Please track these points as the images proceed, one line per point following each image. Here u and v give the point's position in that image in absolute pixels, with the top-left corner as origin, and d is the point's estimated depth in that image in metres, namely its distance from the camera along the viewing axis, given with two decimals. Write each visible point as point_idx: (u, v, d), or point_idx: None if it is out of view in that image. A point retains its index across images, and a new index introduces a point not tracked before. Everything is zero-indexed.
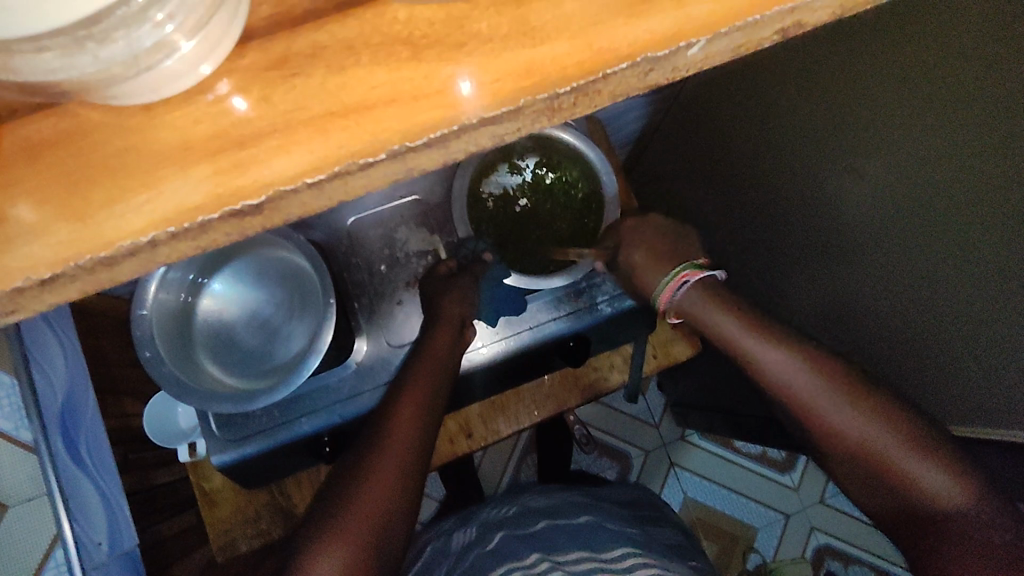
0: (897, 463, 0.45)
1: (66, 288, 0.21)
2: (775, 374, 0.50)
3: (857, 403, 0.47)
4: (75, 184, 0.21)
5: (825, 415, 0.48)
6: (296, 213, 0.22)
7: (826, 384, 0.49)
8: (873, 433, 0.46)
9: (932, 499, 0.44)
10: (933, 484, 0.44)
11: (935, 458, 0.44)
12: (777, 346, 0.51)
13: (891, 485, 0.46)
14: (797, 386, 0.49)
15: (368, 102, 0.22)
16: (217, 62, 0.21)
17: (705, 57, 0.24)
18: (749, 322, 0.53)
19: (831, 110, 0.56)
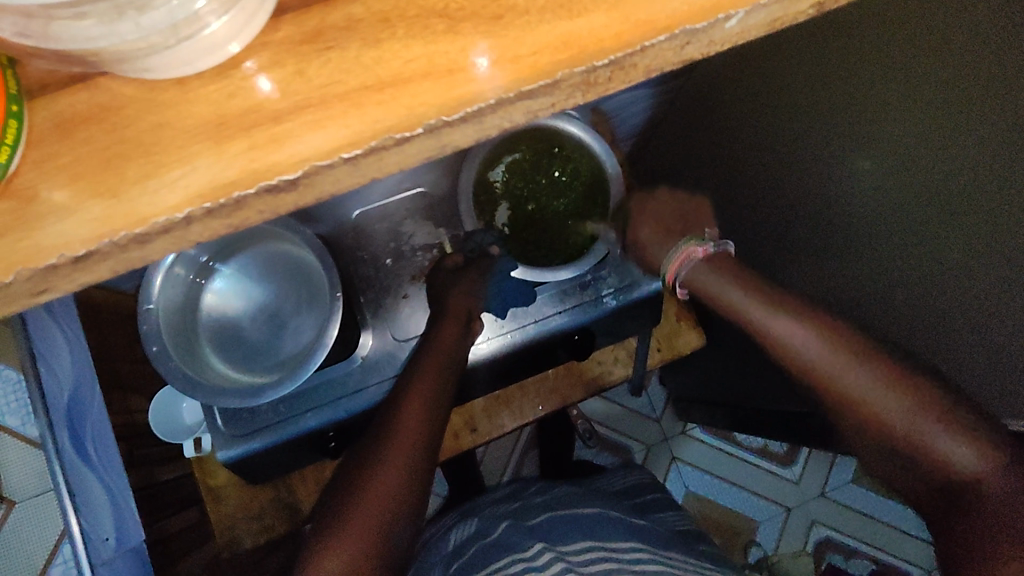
0: (919, 434, 0.43)
1: (99, 266, 0.21)
2: (788, 342, 0.49)
3: (873, 367, 0.46)
4: (108, 160, 0.20)
5: (851, 386, 0.46)
6: (329, 190, 0.22)
7: (835, 351, 0.47)
8: (889, 401, 0.44)
9: (949, 465, 0.42)
10: (950, 453, 0.42)
11: (958, 427, 0.42)
12: (794, 318, 0.49)
13: (912, 455, 0.44)
14: (809, 354, 0.48)
15: (404, 76, 0.21)
16: (250, 37, 0.21)
17: (741, 31, 0.23)
18: (754, 291, 0.52)
19: (823, 104, 0.55)
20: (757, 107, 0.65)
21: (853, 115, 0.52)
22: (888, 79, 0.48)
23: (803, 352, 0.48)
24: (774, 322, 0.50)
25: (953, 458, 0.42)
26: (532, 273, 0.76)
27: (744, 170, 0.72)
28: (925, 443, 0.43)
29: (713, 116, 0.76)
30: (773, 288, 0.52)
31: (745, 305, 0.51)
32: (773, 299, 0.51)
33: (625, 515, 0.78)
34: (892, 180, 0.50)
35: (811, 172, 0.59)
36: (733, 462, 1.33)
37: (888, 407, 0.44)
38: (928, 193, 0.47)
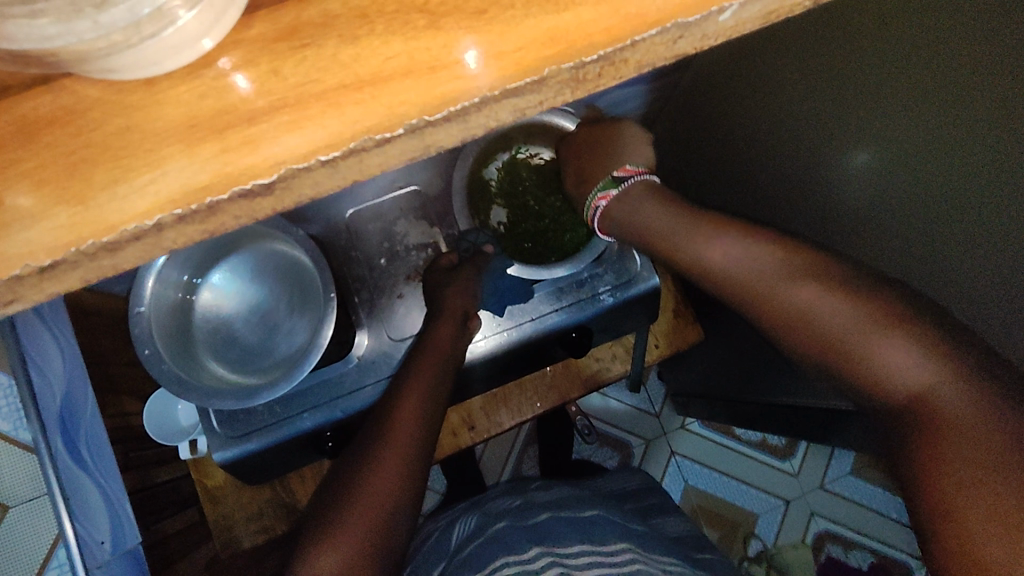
0: (863, 344, 0.43)
1: (67, 276, 0.20)
2: (724, 262, 0.51)
3: (813, 278, 0.46)
4: (74, 165, 0.20)
5: (790, 299, 0.47)
6: (308, 194, 0.21)
7: (773, 267, 0.49)
8: (833, 309, 0.45)
9: (894, 381, 0.41)
10: (893, 362, 0.41)
11: (907, 332, 0.41)
12: (728, 239, 0.52)
13: (854, 365, 0.43)
14: (743, 269, 0.50)
15: (384, 74, 0.20)
16: (220, 34, 0.20)
17: (737, 25, 0.22)
18: (694, 220, 0.55)
19: (820, 94, 0.54)
20: (753, 100, 0.64)
21: (850, 102, 0.51)
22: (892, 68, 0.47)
23: (743, 273, 0.50)
24: (712, 247, 0.52)
25: (896, 368, 0.41)
26: (525, 270, 0.77)
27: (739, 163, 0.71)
28: (867, 353, 0.42)
29: (710, 111, 0.76)
30: (714, 216, 0.54)
31: (685, 234, 0.55)
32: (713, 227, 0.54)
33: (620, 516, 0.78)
34: (889, 172, 0.49)
35: (813, 165, 0.59)
36: (732, 455, 1.33)
37: (829, 314, 0.45)
38: (926, 186, 0.47)
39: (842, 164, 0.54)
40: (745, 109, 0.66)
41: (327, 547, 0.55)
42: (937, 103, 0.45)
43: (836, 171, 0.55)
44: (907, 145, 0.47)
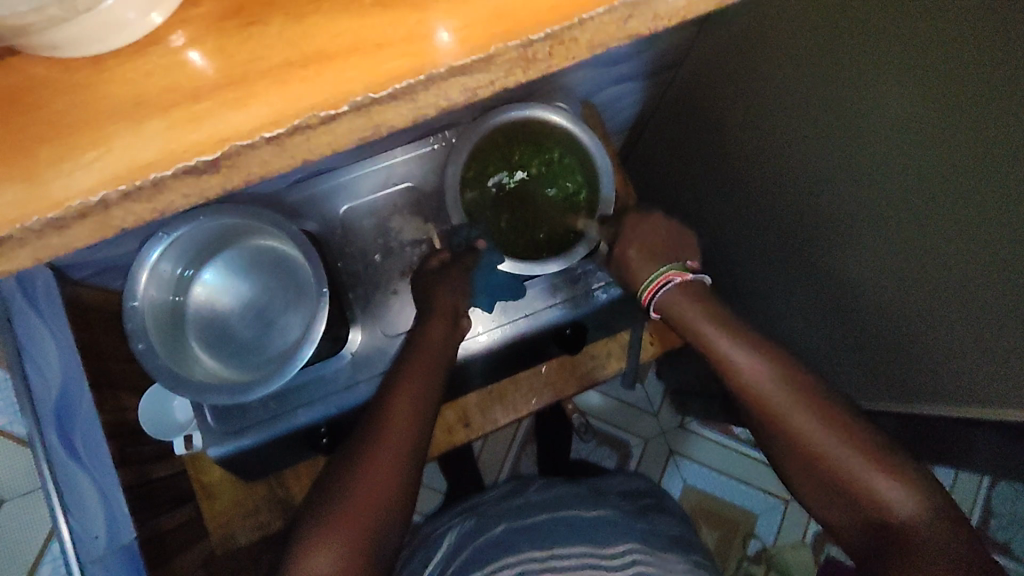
0: (862, 478, 0.50)
1: (15, 254, 0.20)
2: (745, 373, 0.56)
3: (824, 414, 0.53)
4: (22, 143, 0.20)
5: (802, 429, 0.53)
6: (259, 171, 0.21)
7: (787, 386, 0.54)
8: (838, 448, 0.52)
9: (888, 508, 0.49)
10: (892, 496, 0.49)
11: (895, 472, 0.50)
12: (748, 350, 0.56)
13: (855, 496, 0.51)
14: (751, 375, 0.56)
15: (329, 52, 0.20)
16: (169, 11, 0.20)
17: (687, 5, 0.22)
18: (716, 317, 0.58)
19: (831, 90, 0.54)
20: (767, 91, 0.63)
21: (849, 99, 0.52)
22: (891, 69, 0.47)
23: (763, 391, 0.55)
24: (735, 352, 0.56)
25: (892, 503, 0.49)
26: (520, 266, 0.74)
27: (748, 157, 0.71)
28: (868, 488, 0.50)
29: (721, 102, 0.74)
30: (723, 311, 0.59)
31: (711, 334, 0.58)
32: (734, 333, 0.57)
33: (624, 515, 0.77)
34: (891, 165, 0.50)
35: (811, 164, 0.60)
36: (733, 455, 1.32)
37: (840, 453, 0.51)
38: (927, 181, 0.47)
39: (849, 155, 0.54)
40: (761, 102, 0.66)
41: (319, 545, 0.54)
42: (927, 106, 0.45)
43: (836, 163, 0.56)
44: (910, 141, 0.47)
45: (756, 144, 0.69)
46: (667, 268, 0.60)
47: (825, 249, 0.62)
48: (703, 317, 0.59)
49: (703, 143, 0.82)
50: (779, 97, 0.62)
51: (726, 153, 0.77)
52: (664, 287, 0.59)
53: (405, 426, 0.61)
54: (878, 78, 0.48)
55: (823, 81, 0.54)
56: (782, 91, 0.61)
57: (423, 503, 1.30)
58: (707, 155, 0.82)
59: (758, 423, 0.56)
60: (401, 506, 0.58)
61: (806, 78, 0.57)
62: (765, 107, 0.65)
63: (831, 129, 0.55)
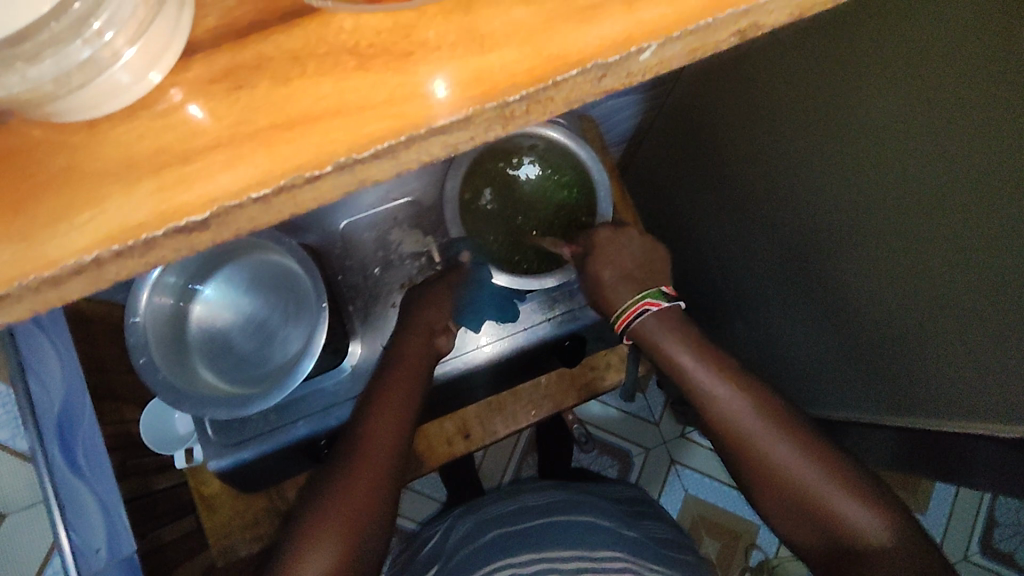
0: (824, 496, 0.50)
1: (15, 307, 0.21)
2: (721, 403, 0.57)
3: (787, 434, 0.54)
4: (19, 204, 0.21)
5: (766, 448, 0.54)
6: (248, 227, 0.22)
7: (756, 411, 0.55)
8: (806, 470, 0.51)
9: (851, 528, 0.48)
10: (854, 518, 0.48)
11: (853, 492, 0.49)
12: (724, 381, 0.58)
13: (817, 512, 0.50)
14: (724, 402, 0.57)
15: (314, 114, 0.21)
16: (163, 73, 0.21)
17: (659, 62, 0.23)
18: (694, 349, 0.60)
19: (813, 108, 0.55)
20: (757, 109, 0.64)
21: (829, 121, 0.53)
22: (872, 78, 0.47)
23: (735, 419, 0.56)
24: (710, 381, 0.58)
25: (853, 521, 0.48)
26: (516, 280, 0.74)
27: (738, 173, 0.72)
28: (832, 508, 0.49)
29: (712, 120, 0.75)
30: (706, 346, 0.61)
31: (686, 364, 0.60)
32: (705, 361, 0.60)
33: (616, 522, 0.77)
34: (864, 189, 0.51)
35: (795, 180, 0.60)
36: None
37: (802, 471, 0.51)
38: (896, 209, 0.48)
39: (829, 179, 0.55)
40: (748, 120, 0.66)
41: (308, 545, 0.54)
42: (893, 128, 0.46)
43: (823, 183, 0.56)
44: (886, 154, 0.48)
45: (747, 164, 0.69)
46: (642, 296, 0.63)
47: (810, 266, 0.62)
48: (680, 346, 0.60)
49: (698, 165, 0.83)
50: (768, 113, 0.62)
51: (718, 172, 0.77)
52: (639, 315, 0.63)
53: (388, 436, 0.62)
54: (857, 95, 0.49)
55: (807, 104, 0.55)
56: (770, 115, 0.62)
57: (417, 511, 1.29)
58: (699, 174, 0.83)
59: (727, 445, 0.56)
60: (385, 515, 0.59)
61: (794, 97, 0.57)
62: (753, 123, 0.66)
63: (814, 147, 0.56)
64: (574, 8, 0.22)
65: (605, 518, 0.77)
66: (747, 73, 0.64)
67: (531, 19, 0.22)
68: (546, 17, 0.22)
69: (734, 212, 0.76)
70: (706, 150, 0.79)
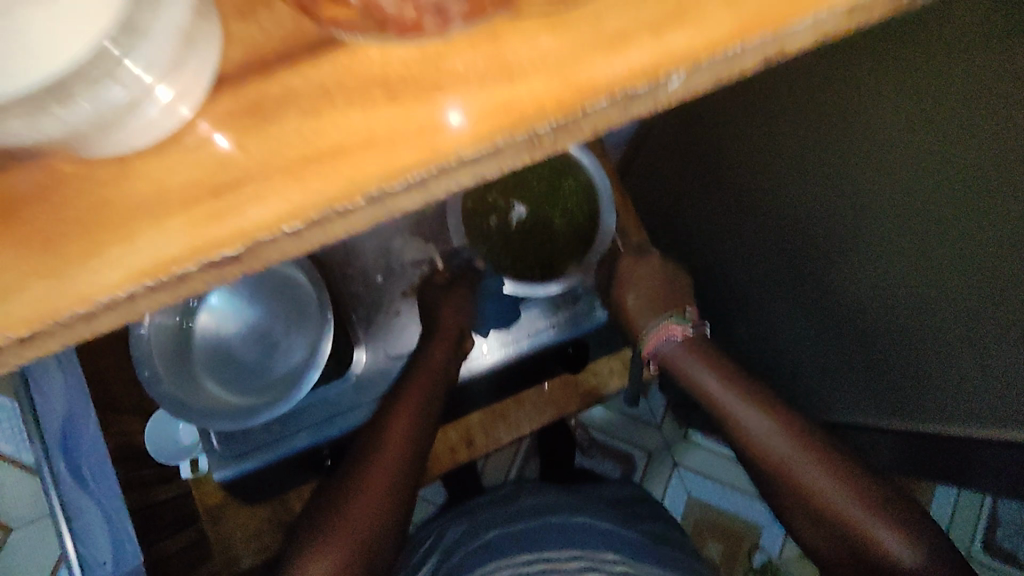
0: (860, 523, 0.52)
1: (44, 343, 0.21)
2: (753, 430, 0.59)
3: (820, 460, 0.55)
4: (50, 240, 0.21)
5: (801, 473, 0.56)
6: (277, 259, 0.22)
7: (788, 438, 0.57)
8: (840, 496, 0.53)
9: (887, 553, 0.50)
10: (888, 542, 0.50)
11: (886, 518, 0.52)
12: (755, 407, 0.60)
13: (854, 537, 0.52)
14: (757, 429, 0.59)
15: (344, 146, 0.21)
16: (193, 108, 0.21)
17: (686, 89, 0.23)
18: (723, 375, 0.62)
19: (820, 126, 0.55)
20: (749, 132, 0.64)
21: (843, 138, 0.53)
22: (891, 91, 0.49)
23: (769, 445, 0.58)
24: (740, 409, 0.60)
25: (889, 547, 0.50)
26: (521, 287, 0.75)
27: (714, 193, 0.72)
28: (867, 532, 0.51)
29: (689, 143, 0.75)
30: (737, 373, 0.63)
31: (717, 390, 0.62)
32: (737, 387, 0.61)
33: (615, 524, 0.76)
34: (895, 200, 0.50)
35: (791, 198, 0.60)
36: (735, 467, 1.30)
37: (837, 498, 0.53)
38: (929, 215, 0.47)
39: (851, 181, 0.53)
40: (733, 143, 0.67)
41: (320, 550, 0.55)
42: (938, 144, 0.46)
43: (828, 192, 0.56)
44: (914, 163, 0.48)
45: (745, 175, 0.66)
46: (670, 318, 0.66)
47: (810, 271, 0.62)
48: (707, 371, 0.63)
49: (676, 173, 0.80)
50: (764, 134, 0.62)
51: (705, 181, 0.73)
52: (665, 339, 0.65)
53: (401, 443, 0.62)
54: (879, 109, 0.50)
55: (824, 112, 0.54)
56: (765, 137, 0.62)
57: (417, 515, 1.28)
58: (678, 183, 0.80)
59: (763, 472, 0.58)
60: (393, 526, 0.59)
61: (799, 113, 0.57)
62: (739, 148, 0.66)
63: (830, 154, 0.55)
64: (602, 38, 0.22)
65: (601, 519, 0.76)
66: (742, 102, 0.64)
67: (559, 49, 0.22)
68: (574, 47, 0.22)
69: (726, 224, 0.72)
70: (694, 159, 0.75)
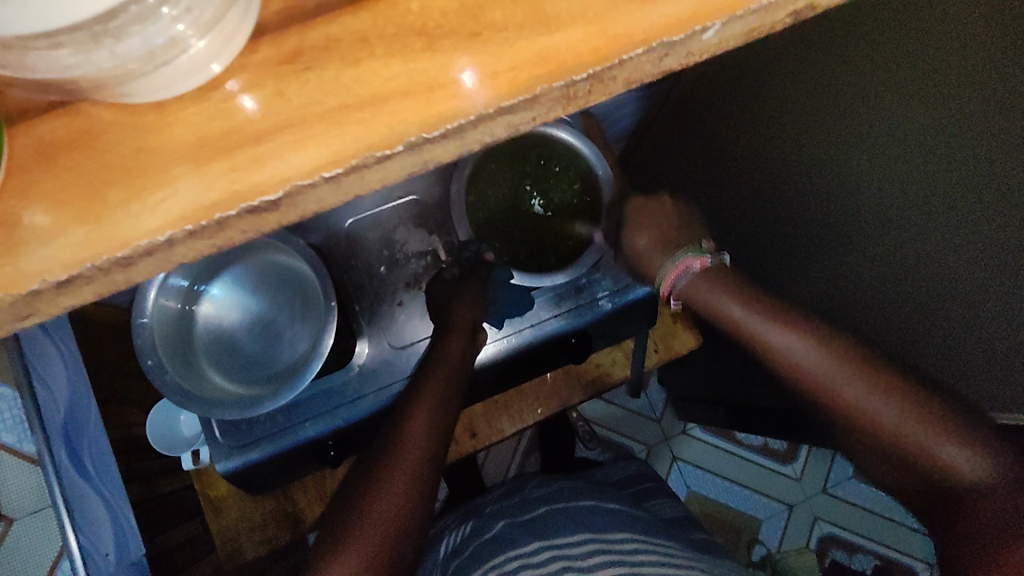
0: (912, 440, 0.43)
1: (82, 290, 0.21)
2: (787, 354, 0.50)
3: (874, 381, 0.45)
4: (91, 185, 0.21)
5: (846, 396, 0.46)
6: (313, 208, 0.22)
7: (835, 360, 0.48)
8: (882, 411, 0.44)
9: (951, 473, 0.40)
10: (953, 458, 0.41)
11: (957, 435, 0.41)
12: (799, 335, 0.50)
13: (914, 464, 0.43)
14: (791, 353, 0.50)
15: (384, 94, 0.21)
16: (230, 58, 0.21)
17: (719, 41, 0.23)
18: (764, 311, 0.54)
19: (827, 96, 0.52)
20: (760, 111, 0.62)
21: (837, 119, 0.52)
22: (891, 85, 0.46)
23: (807, 365, 0.49)
24: (774, 335, 0.52)
25: (950, 462, 0.41)
26: (526, 279, 0.73)
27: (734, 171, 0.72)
28: (922, 450, 0.42)
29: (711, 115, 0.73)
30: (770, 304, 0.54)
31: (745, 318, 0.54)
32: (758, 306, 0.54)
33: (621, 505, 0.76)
34: (904, 185, 0.47)
35: (802, 181, 0.59)
36: (736, 461, 1.31)
37: (889, 415, 0.44)
38: (926, 197, 0.46)
39: (861, 167, 0.51)
40: (752, 122, 0.64)
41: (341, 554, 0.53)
42: (930, 130, 0.44)
43: (835, 168, 0.54)
44: (909, 150, 0.46)
45: (762, 150, 0.64)
46: (683, 252, 0.59)
47: (815, 254, 0.61)
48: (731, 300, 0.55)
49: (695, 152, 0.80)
50: (778, 109, 0.59)
51: (728, 166, 0.72)
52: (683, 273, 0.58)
53: (422, 440, 0.61)
54: (874, 94, 0.47)
55: (830, 96, 0.52)
56: (775, 111, 0.60)
57: None
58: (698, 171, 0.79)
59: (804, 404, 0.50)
60: (414, 527, 0.57)
61: (805, 85, 0.54)
62: (757, 117, 0.63)
63: (839, 142, 0.52)
64: None
65: (609, 501, 0.76)
66: (755, 73, 0.61)
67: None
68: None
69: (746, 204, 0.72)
70: (715, 145, 0.74)
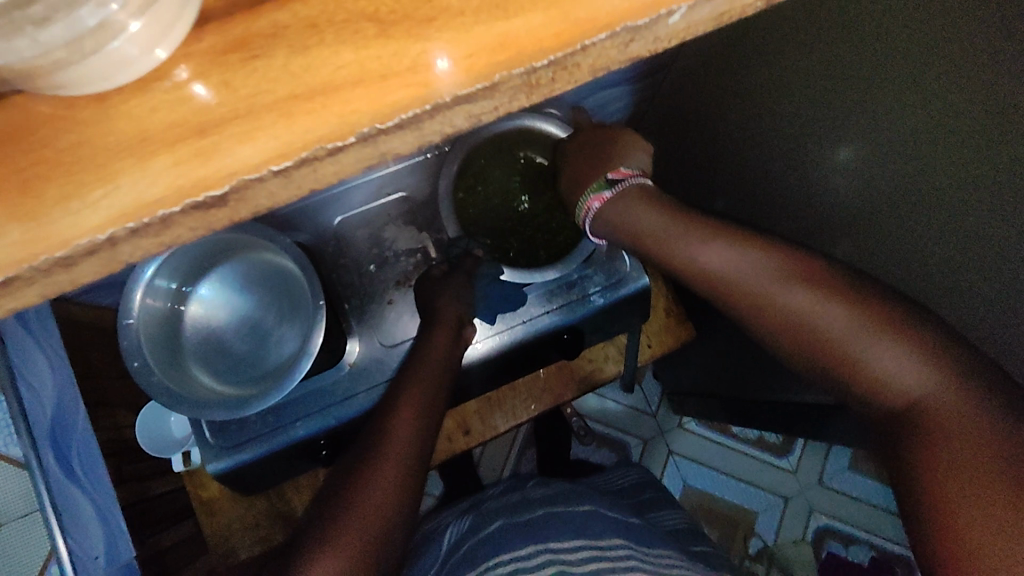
0: (853, 349, 0.42)
1: (23, 291, 0.20)
2: (716, 266, 0.48)
3: (814, 289, 0.44)
4: (26, 181, 0.20)
5: (783, 303, 0.45)
6: (266, 203, 0.21)
7: (772, 268, 0.46)
8: (828, 319, 0.43)
9: (894, 388, 0.40)
10: (896, 370, 0.40)
11: (904, 343, 0.40)
12: (728, 242, 0.48)
13: (854, 375, 0.42)
14: (722, 264, 0.48)
15: (335, 83, 0.21)
16: (172, 46, 0.20)
17: (687, 27, 0.23)
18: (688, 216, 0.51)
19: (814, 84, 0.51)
20: (744, 100, 0.60)
21: (822, 114, 0.50)
22: (883, 78, 0.44)
23: (740, 276, 0.47)
24: (704, 249, 0.49)
25: (891, 374, 0.40)
26: (519, 275, 0.72)
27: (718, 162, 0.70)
28: (865, 363, 0.41)
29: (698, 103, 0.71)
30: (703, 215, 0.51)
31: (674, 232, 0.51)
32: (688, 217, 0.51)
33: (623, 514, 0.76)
34: (888, 180, 0.46)
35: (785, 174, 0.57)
36: (731, 455, 1.30)
37: (837, 325, 0.42)
38: (910, 190, 0.45)
39: (842, 158, 0.49)
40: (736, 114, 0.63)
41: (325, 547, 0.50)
42: (922, 125, 0.43)
43: (818, 161, 0.52)
44: (899, 145, 0.45)
45: (745, 140, 0.62)
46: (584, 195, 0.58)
47: None
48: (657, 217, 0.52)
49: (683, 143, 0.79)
50: (761, 98, 0.57)
51: (716, 158, 0.71)
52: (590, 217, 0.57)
53: (407, 438, 0.60)
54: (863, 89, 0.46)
55: (817, 90, 0.50)
56: (759, 102, 0.58)
57: None
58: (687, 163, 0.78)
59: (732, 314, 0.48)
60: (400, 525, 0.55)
61: (791, 75, 0.53)
62: (741, 108, 0.62)
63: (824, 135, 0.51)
64: None
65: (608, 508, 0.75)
66: (738, 61, 0.60)
67: None
68: None
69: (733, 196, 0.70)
70: (703, 137, 0.73)
